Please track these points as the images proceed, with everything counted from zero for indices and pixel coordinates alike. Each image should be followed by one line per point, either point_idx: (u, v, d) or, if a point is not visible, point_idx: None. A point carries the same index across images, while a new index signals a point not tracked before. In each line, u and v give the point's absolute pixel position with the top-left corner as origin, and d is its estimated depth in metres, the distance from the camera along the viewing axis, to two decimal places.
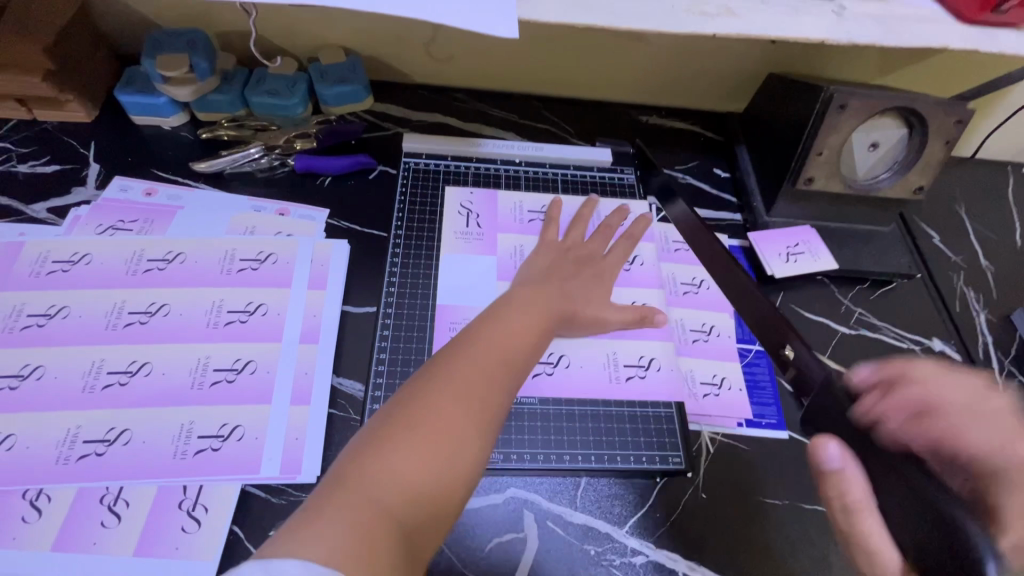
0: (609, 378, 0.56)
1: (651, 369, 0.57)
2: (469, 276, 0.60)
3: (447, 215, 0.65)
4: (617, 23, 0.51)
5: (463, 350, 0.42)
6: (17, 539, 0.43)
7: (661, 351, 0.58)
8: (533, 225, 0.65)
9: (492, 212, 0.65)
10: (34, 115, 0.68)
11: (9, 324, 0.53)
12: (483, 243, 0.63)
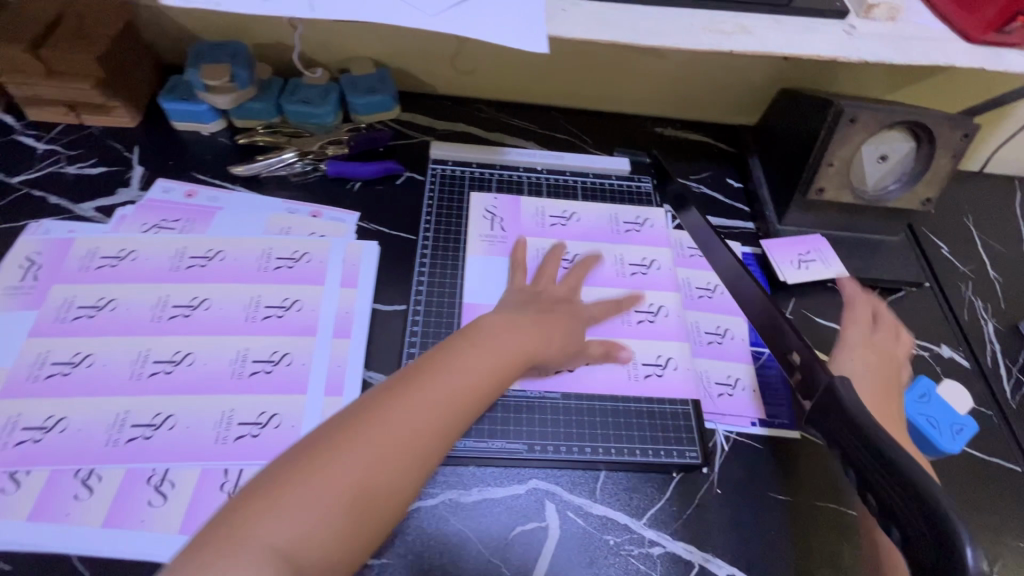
0: (625, 376, 0.58)
1: (666, 369, 0.59)
2: (491, 277, 0.63)
3: (472, 219, 0.67)
4: (640, 39, 0.54)
5: (421, 379, 0.41)
6: (71, 515, 0.46)
7: (676, 351, 0.60)
8: (555, 230, 0.67)
9: (515, 217, 0.68)
10: (83, 120, 0.72)
11: (61, 315, 0.56)
12: (506, 245, 0.66)
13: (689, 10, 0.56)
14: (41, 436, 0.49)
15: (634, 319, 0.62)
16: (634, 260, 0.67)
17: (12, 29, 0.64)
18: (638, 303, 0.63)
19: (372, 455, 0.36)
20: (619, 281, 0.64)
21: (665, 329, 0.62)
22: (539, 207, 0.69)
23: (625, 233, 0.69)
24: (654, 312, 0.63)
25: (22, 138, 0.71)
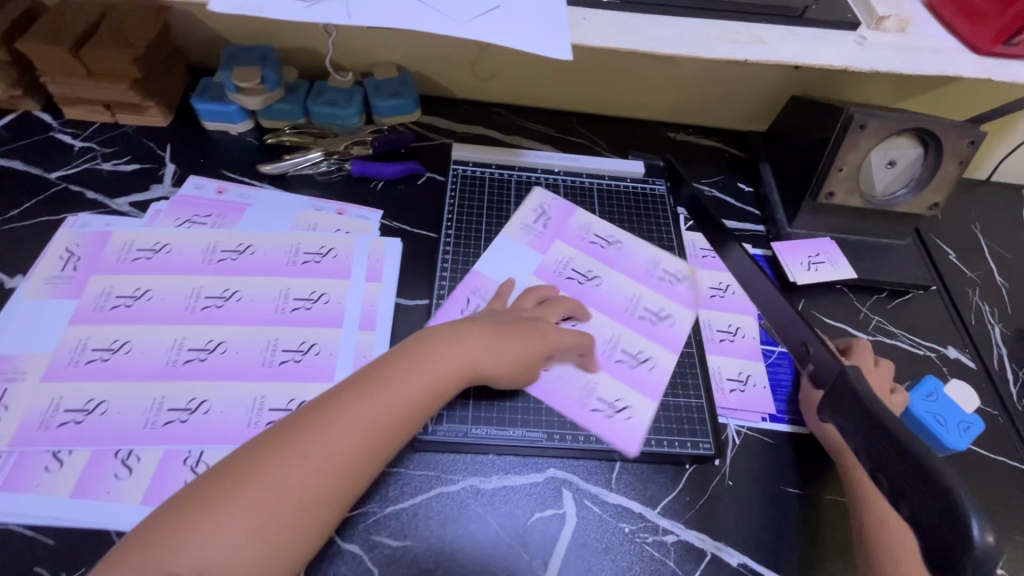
0: (569, 402, 0.58)
1: (620, 415, 0.58)
2: (506, 261, 0.67)
3: (523, 208, 0.71)
4: (659, 47, 0.56)
5: (344, 403, 0.41)
6: (112, 492, 0.48)
7: (635, 400, 0.59)
8: (592, 248, 0.69)
9: (562, 223, 0.71)
10: (117, 118, 0.75)
11: (100, 303, 0.58)
12: (540, 241, 0.69)
13: (705, 20, 0.58)
14: (83, 418, 0.51)
15: (598, 348, 0.62)
16: (652, 307, 0.66)
17: (55, 32, 0.67)
18: (627, 347, 0.62)
19: (284, 482, 0.37)
20: (617, 315, 0.64)
21: (648, 382, 0.60)
22: (591, 224, 0.71)
23: (660, 279, 0.68)
24: (638, 359, 0.62)
25: (59, 135, 0.73)
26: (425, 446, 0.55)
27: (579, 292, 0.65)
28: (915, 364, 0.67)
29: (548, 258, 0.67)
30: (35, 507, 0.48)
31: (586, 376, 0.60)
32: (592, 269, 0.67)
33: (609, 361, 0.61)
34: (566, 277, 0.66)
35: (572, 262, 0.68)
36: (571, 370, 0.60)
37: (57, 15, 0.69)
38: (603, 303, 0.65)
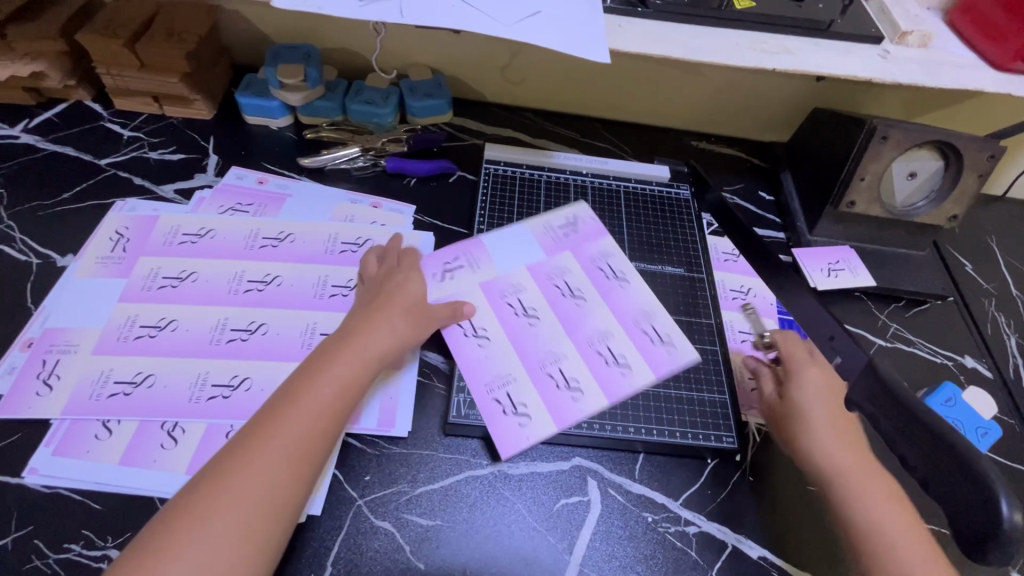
0: (483, 382, 0.58)
1: (517, 417, 0.56)
2: (514, 247, 0.69)
3: (560, 210, 0.73)
4: (691, 54, 0.58)
5: (282, 404, 0.45)
6: (158, 461, 0.50)
7: (538, 411, 0.57)
8: (599, 271, 0.68)
9: (587, 238, 0.71)
10: (164, 110, 0.78)
11: (148, 283, 0.61)
12: (556, 244, 0.70)
13: (736, 31, 0.60)
14: (131, 390, 0.54)
15: (537, 348, 0.61)
16: (615, 349, 0.62)
17: (110, 26, 0.70)
18: (564, 367, 0.60)
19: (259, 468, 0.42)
20: (576, 337, 0.62)
21: (562, 407, 0.57)
22: (611, 255, 0.70)
23: (640, 331, 0.64)
24: (567, 383, 0.59)
25: (109, 125, 0.77)
26: (455, 430, 0.57)
27: (552, 296, 0.65)
28: (933, 371, 0.68)
29: (549, 261, 0.68)
30: (84, 472, 0.50)
31: (510, 369, 0.59)
32: (583, 289, 0.66)
33: (535, 363, 0.60)
34: (553, 283, 0.66)
35: (569, 275, 0.67)
36: (507, 357, 0.60)
37: (112, 10, 0.72)
38: (566, 314, 0.64)
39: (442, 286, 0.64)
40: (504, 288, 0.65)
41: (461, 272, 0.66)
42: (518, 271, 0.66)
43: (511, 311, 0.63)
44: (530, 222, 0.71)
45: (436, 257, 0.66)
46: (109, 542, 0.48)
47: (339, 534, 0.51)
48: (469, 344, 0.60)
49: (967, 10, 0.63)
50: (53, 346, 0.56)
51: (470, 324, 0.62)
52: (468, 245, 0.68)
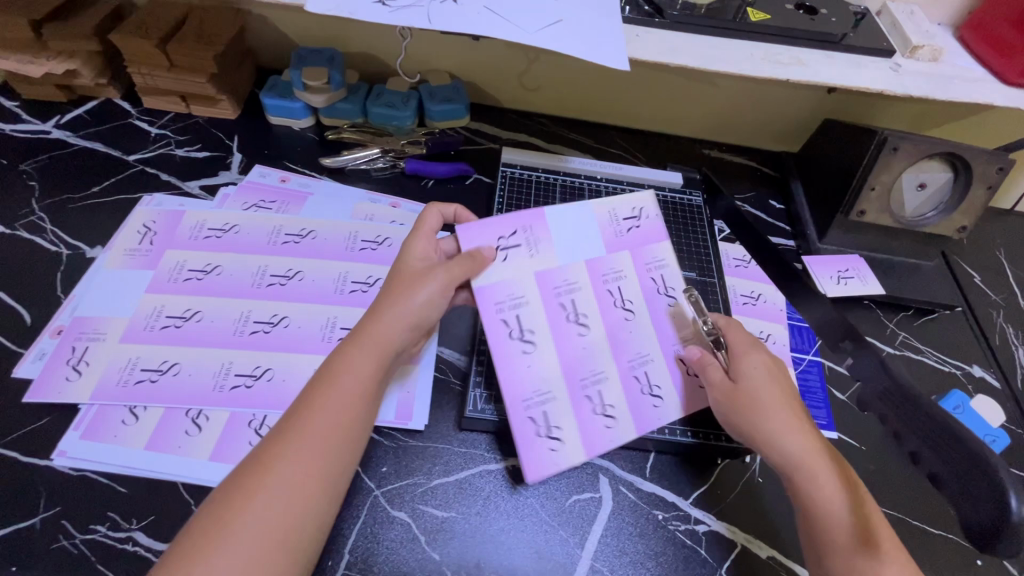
0: (521, 397, 0.54)
1: (549, 441, 0.54)
2: (574, 235, 0.59)
3: (626, 198, 0.62)
4: (707, 64, 0.60)
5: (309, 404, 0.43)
6: (182, 447, 0.52)
7: (571, 440, 0.54)
8: (648, 282, 0.61)
9: (643, 239, 0.62)
10: (191, 109, 0.80)
11: (174, 275, 0.62)
12: (616, 240, 0.61)
13: (751, 43, 0.62)
14: (157, 377, 0.55)
15: (583, 364, 0.57)
16: (654, 378, 0.58)
17: (142, 27, 0.72)
18: (604, 392, 0.56)
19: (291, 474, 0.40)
20: (620, 359, 0.58)
21: (594, 435, 0.55)
22: (664, 266, 0.62)
23: (680, 361, 0.59)
24: (605, 410, 0.56)
25: (137, 122, 0.79)
26: (471, 424, 0.58)
27: (606, 305, 0.59)
28: (941, 379, 0.69)
29: (607, 260, 0.60)
30: (111, 456, 0.51)
31: (551, 385, 0.55)
32: (634, 300, 0.60)
33: (577, 382, 0.56)
34: (608, 290, 0.59)
35: (623, 280, 0.60)
36: (551, 372, 0.56)
37: (144, 12, 0.75)
38: (614, 327, 0.59)
39: (494, 269, 0.55)
40: (559, 283, 0.58)
41: (515, 254, 0.56)
42: (576, 267, 0.59)
43: (564, 314, 0.57)
44: (594, 207, 0.61)
45: (487, 229, 0.56)
46: (134, 524, 0.49)
47: (356, 523, 0.52)
48: (514, 348, 0.55)
49: (977, 27, 0.66)
50: (83, 333, 0.58)
51: (518, 324, 0.55)
52: (529, 218, 0.57)
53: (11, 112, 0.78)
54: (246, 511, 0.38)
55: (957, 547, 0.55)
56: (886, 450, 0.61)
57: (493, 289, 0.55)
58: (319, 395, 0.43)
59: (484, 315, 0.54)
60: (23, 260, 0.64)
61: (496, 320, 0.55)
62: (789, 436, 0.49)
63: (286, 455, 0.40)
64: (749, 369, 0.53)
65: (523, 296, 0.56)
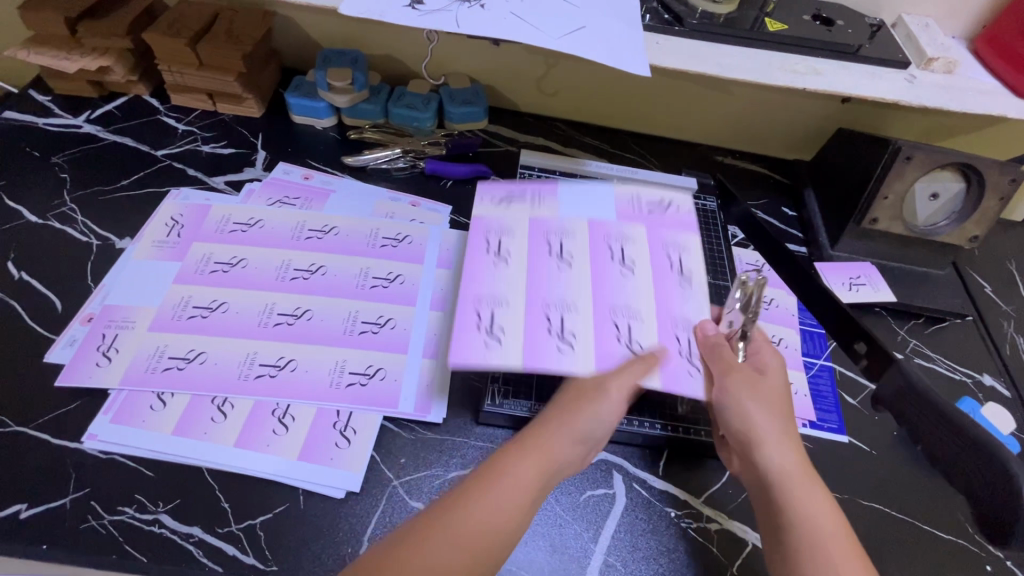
0: (477, 293, 0.55)
1: (487, 337, 0.52)
2: (586, 202, 0.65)
3: (655, 190, 0.68)
4: (725, 71, 0.61)
5: (492, 482, 0.43)
6: (208, 433, 0.53)
7: (512, 342, 0.51)
8: (662, 256, 0.60)
9: (661, 225, 0.64)
10: (217, 107, 0.82)
11: (201, 268, 0.64)
12: (631, 217, 0.64)
13: (769, 52, 0.63)
14: (184, 365, 0.57)
15: (551, 291, 0.56)
16: (636, 333, 0.54)
17: (174, 26, 0.74)
18: (568, 318, 0.54)
19: (461, 538, 0.39)
20: (599, 301, 0.56)
21: (544, 353, 0.51)
22: (686, 250, 0.61)
23: (673, 336, 0.54)
24: (562, 333, 0.53)
25: (165, 118, 0.81)
26: (488, 418, 0.58)
27: (599, 256, 0.60)
28: (952, 386, 0.69)
29: (614, 226, 0.63)
30: (138, 440, 0.53)
31: (511, 295, 0.55)
32: (637, 261, 0.60)
33: (540, 304, 0.55)
34: (607, 245, 0.61)
35: (627, 245, 0.61)
36: (515, 284, 0.56)
37: (176, 12, 0.77)
38: (605, 277, 0.58)
39: (496, 207, 0.63)
40: (553, 228, 0.62)
41: (518, 206, 0.64)
42: (576, 221, 0.62)
43: (546, 250, 0.59)
44: (616, 191, 0.67)
45: (505, 185, 0.65)
46: (160, 507, 0.50)
47: (375, 512, 0.52)
48: (488, 261, 0.58)
49: (991, 41, 0.68)
50: (112, 321, 0.60)
51: (498, 243, 0.59)
52: (538, 186, 0.66)
53: (44, 107, 0.80)
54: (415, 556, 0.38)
55: (967, 551, 0.56)
56: (896, 454, 0.62)
57: (489, 219, 0.61)
58: (499, 478, 0.43)
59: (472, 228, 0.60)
60: (55, 249, 0.66)
61: (480, 236, 0.60)
62: (777, 447, 0.48)
63: (454, 523, 0.40)
64: (766, 360, 0.55)
65: (513, 229, 0.61)
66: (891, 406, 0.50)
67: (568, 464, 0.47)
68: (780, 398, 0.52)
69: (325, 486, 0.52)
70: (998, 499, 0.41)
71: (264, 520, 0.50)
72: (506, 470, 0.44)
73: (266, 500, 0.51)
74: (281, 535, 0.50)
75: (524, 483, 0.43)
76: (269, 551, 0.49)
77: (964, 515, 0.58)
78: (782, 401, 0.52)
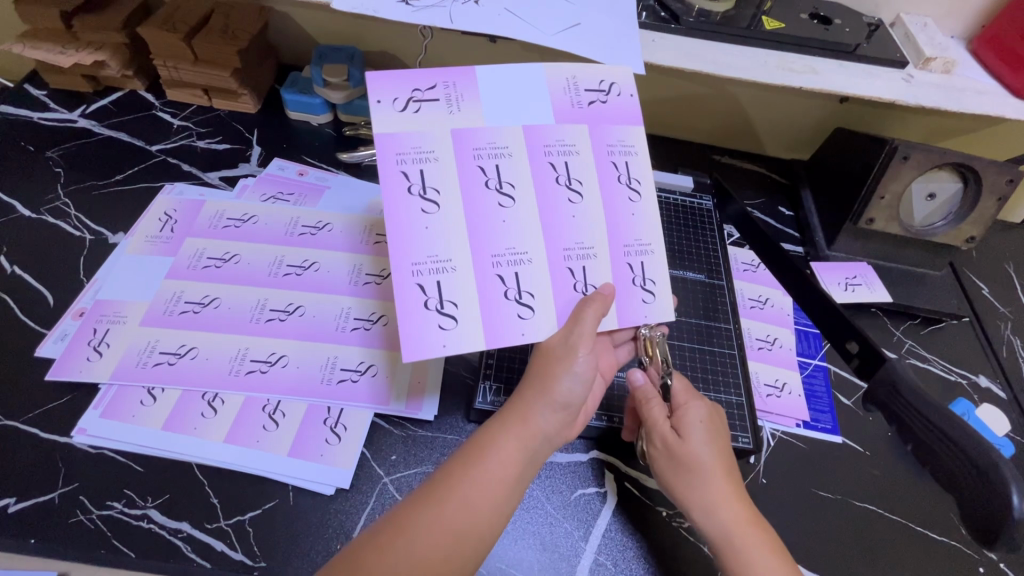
0: (412, 261, 0.45)
1: (440, 316, 0.45)
2: (520, 98, 0.50)
3: (592, 68, 0.52)
4: (720, 70, 0.61)
5: (468, 466, 0.44)
6: (197, 429, 0.53)
7: (469, 319, 0.46)
8: (609, 165, 0.51)
9: (602, 121, 0.52)
10: (213, 103, 0.82)
11: (193, 262, 0.64)
12: (571, 114, 0.51)
13: (765, 50, 0.63)
14: (175, 360, 0.57)
15: (497, 237, 0.48)
16: (590, 274, 0.50)
17: (169, 20, 0.74)
18: (522, 274, 0.48)
19: (436, 529, 0.40)
20: (550, 240, 0.49)
21: (503, 325, 0.47)
22: (632, 154, 0.52)
23: (626, 265, 0.51)
24: (519, 296, 0.48)
25: (160, 113, 0.81)
26: (479, 416, 0.57)
27: (542, 177, 0.49)
28: (947, 388, 0.69)
29: (554, 131, 0.50)
30: (128, 435, 0.52)
31: (454, 254, 0.46)
32: (585, 180, 0.50)
33: (487, 257, 0.47)
34: (548, 161, 0.49)
35: (572, 157, 0.50)
36: (456, 237, 0.46)
37: (171, 6, 0.76)
38: (552, 206, 0.49)
39: (402, 119, 0.46)
40: (481, 143, 0.48)
41: (431, 108, 0.47)
42: (509, 130, 0.49)
43: (482, 179, 0.48)
44: (549, 72, 0.51)
45: (403, 77, 0.47)
46: (149, 502, 0.50)
47: (364, 509, 0.52)
48: (412, 205, 0.46)
49: (990, 41, 0.67)
50: (103, 316, 0.59)
51: (421, 180, 0.46)
52: (454, 72, 0.48)
53: (40, 101, 0.80)
54: (390, 552, 0.39)
55: (958, 553, 0.55)
56: (889, 455, 0.61)
57: (397, 138, 0.46)
58: (474, 463, 0.44)
59: (381, 162, 0.45)
60: (48, 243, 0.66)
61: (396, 172, 0.46)
62: (716, 509, 0.49)
63: (429, 515, 0.41)
64: (696, 417, 0.52)
65: (436, 152, 0.47)
66: (881, 404, 0.50)
67: (552, 434, 0.47)
68: (710, 459, 0.51)
69: (314, 482, 0.52)
70: (987, 502, 0.41)
71: (253, 516, 0.50)
72: (485, 451, 0.44)
73: (256, 496, 0.51)
74: (270, 531, 0.50)
75: (502, 463, 0.44)
76: (257, 547, 0.49)
77: (957, 517, 0.58)
78: (711, 457, 0.51)
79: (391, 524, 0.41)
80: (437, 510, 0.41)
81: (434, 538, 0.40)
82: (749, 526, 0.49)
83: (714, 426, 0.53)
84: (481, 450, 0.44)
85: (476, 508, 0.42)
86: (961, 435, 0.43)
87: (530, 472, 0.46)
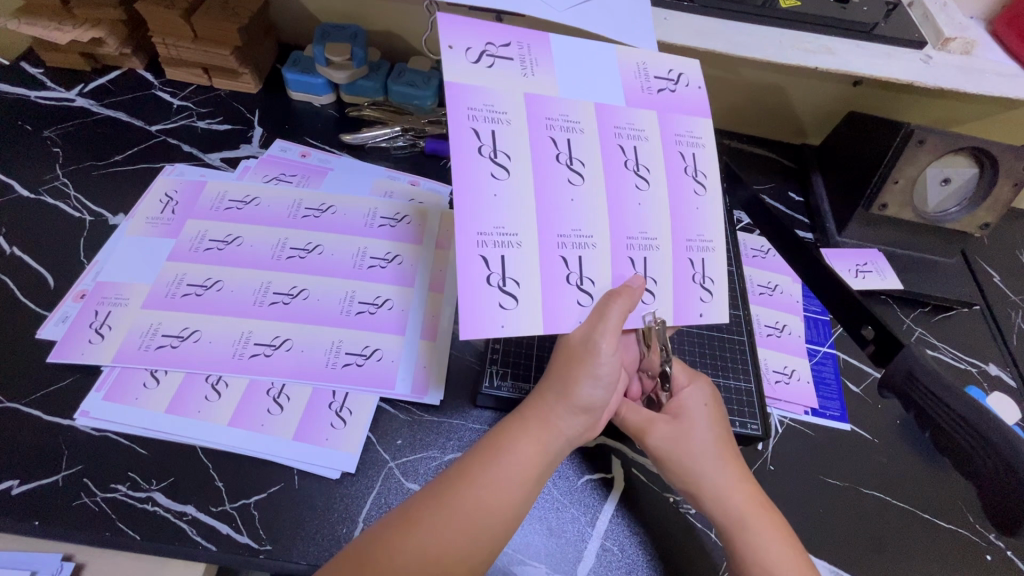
0: (478, 228, 0.42)
1: (500, 294, 0.43)
2: (590, 71, 0.47)
3: (664, 55, 0.50)
4: (734, 49, 0.59)
5: (483, 463, 0.43)
6: (201, 412, 0.53)
7: (529, 300, 0.44)
8: (676, 154, 0.49)
9: (672, 108, 0.50)
10: (213, 82, 0.81)
11: (196, 244, 0.63)
12: (641, 99, 0.49)
13: (781, 29, 0.61)
14: (178, 342, 0.56)
15: (565, 217, 0.45)
16: (650, 266, 0.48)
17: None
18: (586, 259, 0.46)
19: (450, 525, 0.40)
20: (615, 226, 0.47)
21: (562, 311, 0.45)
22: (700, 145, 0.50)
23: (686, 261, 0.49)
24: (580, 281, 0.46)
25: (159, 93, 0.79)
26: (485, 401, 0.57)
27: (611, 158, 0.47)
28: (957, 376, 0.68)
29: (625, 112, 0.48)
30: (131, 416, 0.52)
31: (521, 228, 0.44)
32: (652, 166, 0.48)
33: (553, 236, 0.45)
34: (618, 142, 0.47)
35: (640, 143, 0.48)
36: (524, 211, 0.44)
37: None
38: (619, 191, 0.47)
39: (476, 73, 0.43)
40: (554, 117, 0.45)
41: (504, 66, 0.44)
42: (580, 103, 0.46)
43: (552, 153, 0.45)
44: (619, 52, 0.49)
45: (477, 29, 0.44)
46: (153, 485, 0.50)
47: (371, 494, 0.51)
48: (482, 168, 0.43)
49: (1010, 21, 0.65)
50: (105, 298, 0.59)
51: (492, 142, 0.43)
52: (530, 35, 0.46)
53: (37, 80, 0.78)
54: (404, 545, 0.39)
55: (966, 541, 0.55)
56: (898, 444, 0.61)
57: (468, 92, 0.43)
58: (490, 460, 0.43)
59: (450, 115, 0.42)
60: (46, 224, 0.65)
61: (465, 129, 0.42)
62: (732, 490, 0.48)
63: (442, 510, 0.40)
64: (693, 401, 0.52)
65: (506, 115, 0.44)
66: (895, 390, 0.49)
67: (572, 433, 0.47)
68: (711, 439, 0.51)
69: (320, 466, 0.52)
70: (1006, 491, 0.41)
71: (258, 499, 0.50)
72: (505, 449, 0.44)
73: (260, 479, 0.51)
74: (275, 515, 0.49)
75: (522, 462, 0.44)
76: (263, 530, 0.48)
77: (966, 505, 0.57)
78: (716, 440, 0.51)
79: (405, 519, 0.40)
80: (448, 505, 0.41)
81: (449, 535, 0.40)
82: (755, 500, 0.48)
83: (717, 413, 0.53)
84: (497, 449, 0.44)
85: (494, 506, 0.42)
86: (989, 429, 0.43)
87: (547, 468, 0.46)
